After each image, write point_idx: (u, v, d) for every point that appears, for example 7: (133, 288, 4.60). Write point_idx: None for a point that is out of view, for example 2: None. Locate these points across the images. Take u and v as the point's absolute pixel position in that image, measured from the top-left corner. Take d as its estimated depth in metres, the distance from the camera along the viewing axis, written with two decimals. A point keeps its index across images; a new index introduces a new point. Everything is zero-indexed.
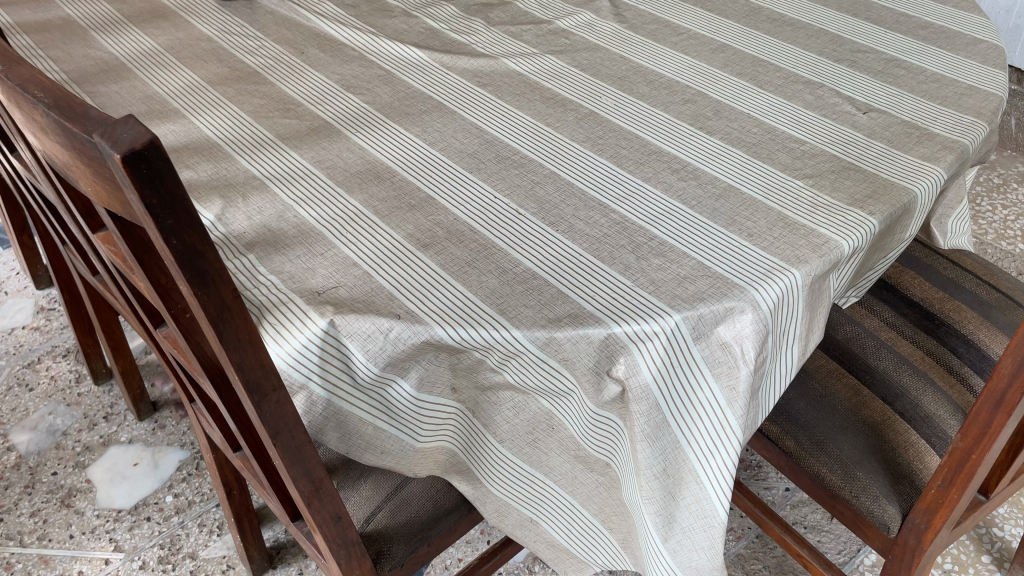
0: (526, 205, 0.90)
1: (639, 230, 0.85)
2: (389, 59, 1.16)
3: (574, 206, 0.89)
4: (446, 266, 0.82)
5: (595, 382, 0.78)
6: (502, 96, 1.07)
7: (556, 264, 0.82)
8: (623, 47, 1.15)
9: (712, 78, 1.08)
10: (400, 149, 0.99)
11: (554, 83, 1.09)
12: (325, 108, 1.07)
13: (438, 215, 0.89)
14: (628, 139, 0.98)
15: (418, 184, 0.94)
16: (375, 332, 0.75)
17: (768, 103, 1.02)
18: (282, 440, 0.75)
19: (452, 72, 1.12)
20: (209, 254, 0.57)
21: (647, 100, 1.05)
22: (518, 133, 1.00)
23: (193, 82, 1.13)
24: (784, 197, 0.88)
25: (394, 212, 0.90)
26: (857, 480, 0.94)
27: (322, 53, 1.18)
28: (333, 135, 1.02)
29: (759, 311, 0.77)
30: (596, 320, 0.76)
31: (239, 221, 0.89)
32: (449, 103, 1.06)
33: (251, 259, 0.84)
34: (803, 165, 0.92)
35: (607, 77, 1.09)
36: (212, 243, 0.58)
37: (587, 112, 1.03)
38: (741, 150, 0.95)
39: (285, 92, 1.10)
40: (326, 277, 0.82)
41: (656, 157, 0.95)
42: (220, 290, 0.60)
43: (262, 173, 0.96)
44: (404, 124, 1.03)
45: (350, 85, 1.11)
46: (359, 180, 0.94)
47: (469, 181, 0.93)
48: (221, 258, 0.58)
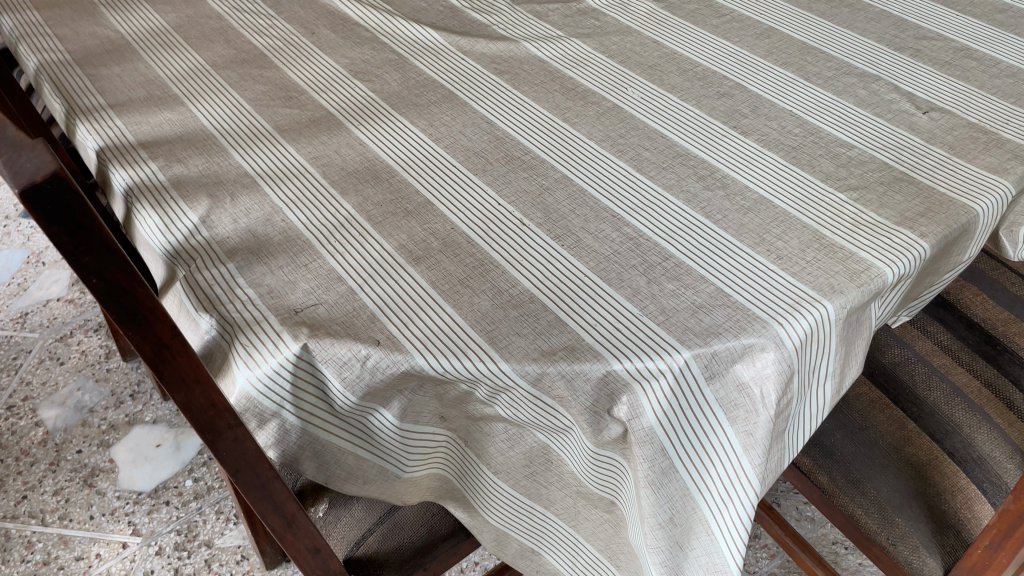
0: (532, 214, 0.81)
1: (653, 248, 0.76)
2: (402, 42, 1.07)
3: (584, 217, 0.80)
4: (436, 283, 0.75)
5: (594, 422, 0.70)
6: (518, 86, 0.98)
7: (557, 285, 0.74)
8: (658, 30, 1.04)
9: (753, 67, 0.96)
10: (403, 146, 0.91)
11: (577, 72, 0.99)
12: (328, 97, 0.99)
13: (434, 223, 0.81)
14: (652, 138, 0.88)
15: (417, 186, 0.86)
16: (351, 359, 0.69)
17: (815, 99, 0.91)
18: (243, 478, 0.74)
19: (468, 57, 1.03)
20: (138, 292, 0.52)
21: (678, 92, 0.94)
22: (532, 130, 0.91)
23: (197, 65, 1.07)
24: (821, 212, 0.78)
25: (387, 219, 0.82)
26: (895, 527, 0.85)
27: (333, 34, 1.10)
28: (333, 126, 0.94)
29: (783, 349, 0.68)
30: (594, 353, 0.68)
31: (224, 224, 0.83)
32: (460, 93, 0.98)
33: (230, 269, 0.78)
34: (848, 174, 0.82)
35: (636, 65, 0.99)
36: (143, 279, 0.52)
37: (609, 106, 0.93)
38: (778, 154, 0.84)
39: (289, 78, 1.03)
40: (306, 292, 0.75)
41: (682, 161, 0.85)
42: (156, 328, 0.54)
43: (255, 170, 0.90)
44: (410, 117, 0.95)
45: (357, 70, 1.03)
46: (355, 180, 0.87)
47: (472, 185, 0.85)
48: (153, 297, 0.52)
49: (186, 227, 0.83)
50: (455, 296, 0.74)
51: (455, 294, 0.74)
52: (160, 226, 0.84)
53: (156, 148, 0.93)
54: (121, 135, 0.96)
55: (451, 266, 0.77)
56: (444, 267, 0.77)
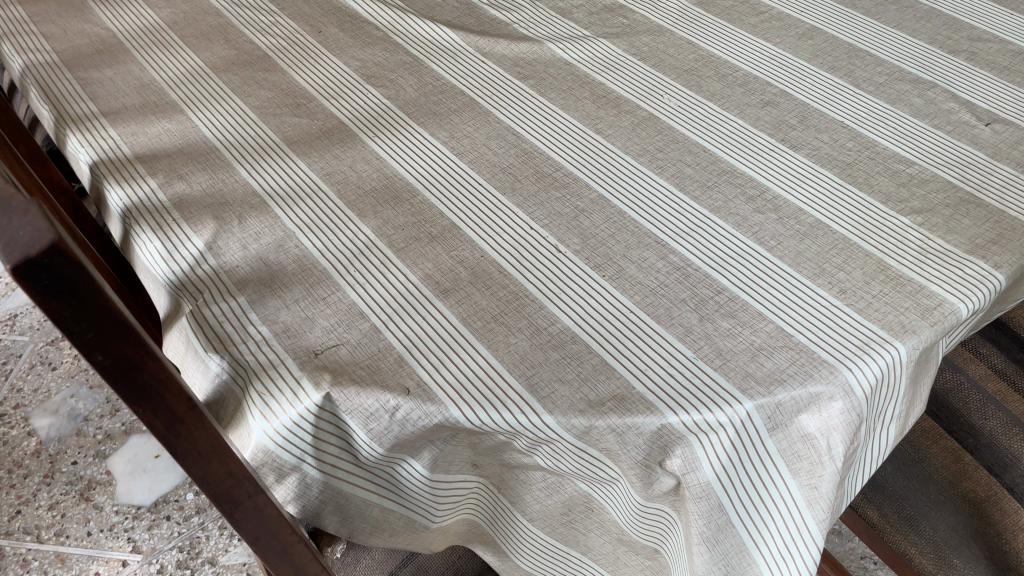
0: (568, 240, 0.75)
1: (703, 280, 0.70)
2: (416, 41, 1.00)
3: (625, 243, 0.74)
4: (468, 320, 0.69)
5: (645, 475, 0.64)
6: (545, 93, 0.91)
7: (601, 323, 0.68)
8: (691, 29, 0.97)
9: (798, 72, 0.90)
10: (424, 161, 0.84)
11: (607, 76, 0.92)
12: (339, 104, 0.92)
13: (462, 250, 0.75)
14: (694, 152, 0.82)
15: (442, 207, 0.79)
16: (379, 410, 0.63)
17: (867, 108, 0.84)
18: (264, 545, 0.69)
19: (488, 60, 0.96)
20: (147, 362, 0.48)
21: (718, 100, 0.87)
22: (563, 142, 0.84)
23: (196, 68, 0.99)
24: (884, 239, 0.72)
25: (410, 245, 0.76)
26: (953, 569, 0.81)
27: (342, 33, 1.03)
28: (347, 139, 0.88)
29: (852, 398, 0.63)
30: (647, 404, 0.62)
31: (233, 251, 0.77)
32: (482, 100, 0.91)
33: (241, 303, 0.72)
34: (910, 194, 0.75)
35: (670, 69, 0.92)
36: (152, 347, 0.48)
37: (645, 116, 0.86)
38: (832, 172, 0.78)
39: (296, 82, 0.96)
40: (326, 330, 0.69)
41: (727, 179, 0.79)
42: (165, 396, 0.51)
43: (264, 188, 0.83)
44: (430, 127, 0.88)
45: (370, 74, 0.96)
46: (373, 200, 0.81)
47: (501, 206, 0.79)
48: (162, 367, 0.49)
49: (191, 254, 0.77)
50: (490, 335, 0.68)
51: (489, 333, 0.68)
52: (163, 253, 0.77)
53: (156, 162, 0.86)
54: (116, 147, 0.88)
55: (484, 300, 0.70)
56: (477, 301, 0.70)
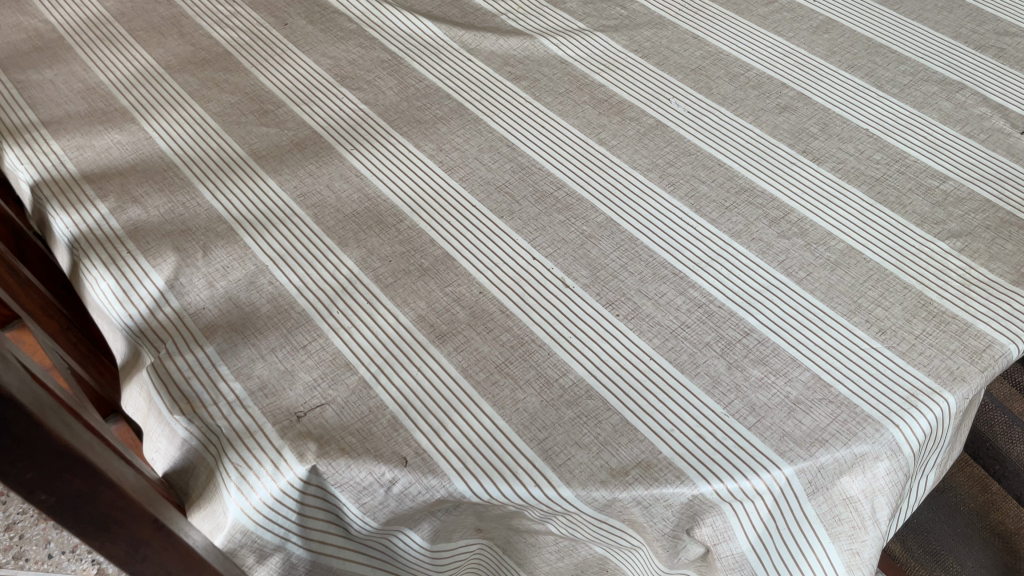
0: (576, 272, 0.68)
1: (728, 319, 0.63)
2: (394, 36, 0.90)
3: (640, 275, 0.67)
4: (469, 371, 0.61)
5: (671, 546, 0.58)
6: (540, 97, 0.82)
7: (619, 372, 0.61)
8: (696, 21, 0.89)
9: (815, 71, 0.82)
10: (411, 179, 0.76)
11: (608, 77, 0.84)
12: (312, 110, 0.83)
13: (458, 286, 0.67)
14: (708, 166, 0.74)
15: (433, 234, 0.71)
16: (372, 484, 0.56)
17: (893, 114, 0.77)
18: None
19: (474, 57, 0.87)
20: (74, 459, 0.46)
21: (731, 104, 0.80)
22: (563, 156, 0.77)
23: (148, 68, 0.89)
24: (923, 268, 0.65)
25: (399, 280, 0.68)
26: None
27: (310, 25, 0.93)
28: (322, 153, 0.79)
29: (898, 457, 0.57)
30: (675, 471, 0.55)
31: (198, 290, 0.68)
32: (471, 106, 0.82)
33: (210, 354, 0.63)
34: (946, 215, 0.69)
35: (676, 68, 0.84)
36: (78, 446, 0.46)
37: (652, 123, 0.79)
38: (860, 190, 0.71)
39: (261, 84, 0.86)
40: (308, 386, 0.61)
41: (747, 199, 0.72)
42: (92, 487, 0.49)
43: (230, 213, 0.74)
44: (414, 138, 0.79)
45: (345, 75, 0.86)
46: (355, 226, 0.72)
47: (499, 232, 0.71)
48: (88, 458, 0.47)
49: (151, 296, 0.68)
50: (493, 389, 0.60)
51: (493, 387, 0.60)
52: (118, 293, 0.68)
53: (106, 183, 0.77)
54: (61, 165, 0.79)
55: (486, 347, 0.63)
56: (478, 348, 0.63)
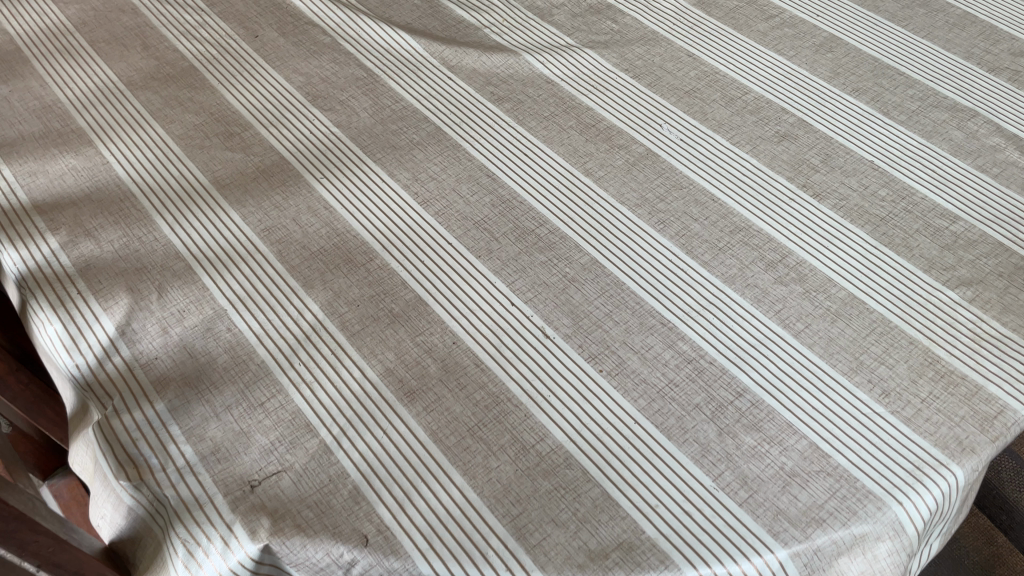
0: (557, 320, 0.63)
1: (720, 377, 0.59)
2: (371, 50, 0.85)
3: (625, 325, 0.62)
4: (439, 435, 0.57)
5: None
6: (523, 122, 0.77)
7: (600, 437, 0.56)
8: (691, 37, 0.84)
9: (817, 95, 0.77)
10: (384, 213, 0.71)
11: (596, 99, 0.79)
12: (280, 133, 0.78)
13: (430, 335, 0.62)
14: (701, 202, 0.70)
15: (404, 275, 0.67)
16: (330, 565, 0.51)
17: (900, 145, 0.72)
18: None
19: (455, 76, 0.82)
20: None
21: (726, 131, 0.75)
22: (546, 189, 0.72)
23: (109, 84, 0.84)
24: (929, 321, 0.61)
25: (367, 328, 0.63)
26: None
27: (282, 37, 0.87)
28: (290, 182, 0.74)
29: (901, 537, 0.53)
30: (659, 554, 0.51)
31: (150, 338, 0.63)
32: (450, 130, 0.77)
33: (160, 412, 0.59)
34: (956, 260, 0.64)
35: (669, 90, 0.79)
36: None
37: (642, 152, 0.74)
38: (864, 231, 0.66)
39: (227, 103, 0.81)
40: (264, 451, 0.56)
41: (742, 239, 0.67)
42: None
43: (189, 249, 0.69)
44: (388, 166, 0.74)
45: (317, 94, 0.81)
46: (322, 266, 0.67)
47: (476, 274, 0.66)
48: None
49: (100, 343, 0.63)
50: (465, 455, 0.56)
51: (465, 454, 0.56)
52: (65, 340, 0.64)
53: (57, 214, 0.72)
54: (11, 193, 0.74)
55: (459, 406, 0.58)
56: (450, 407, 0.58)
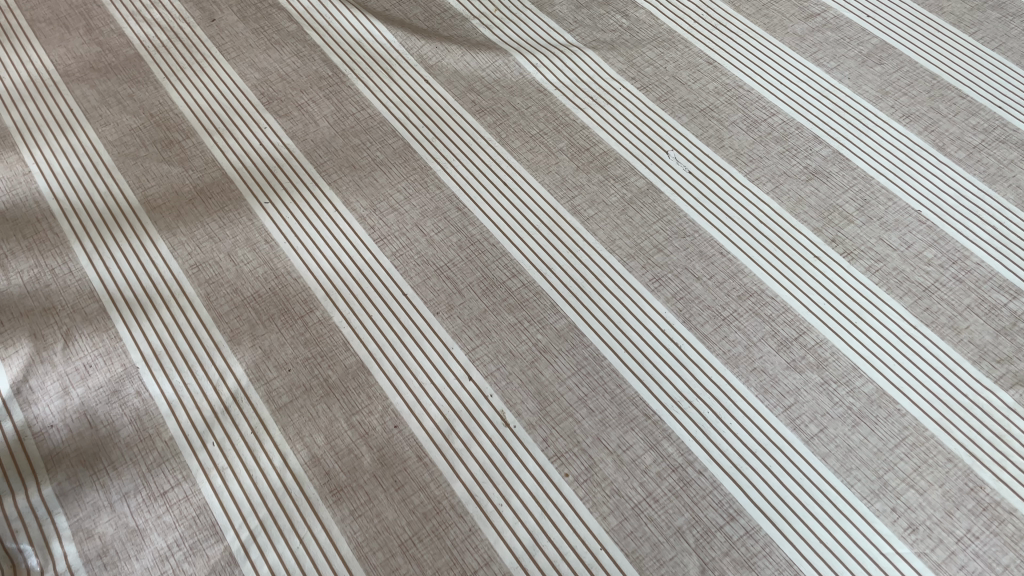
0: (520, 402, 0.53)
1: (709, 493, 0.48)
2: (339, 42, 0.74)
3: (601, 414, 0.51)
4: (364, 550, 0.47)
5: None
6: (506, 141, 0.66)
7: (557, 564, 0.47)
8: (714, 38, 0.71)
9: (859, 120, 0.64)
10: (333, 251, 0.61)
11: (593, 115, 0.67)
12: (226, 143, 0.67)
13: (369, 414, 0.53)
14: (707, 256, 0.58)
15: (347, 332, 0.56)
16: None
17: (952, 191, 0.60)
18: None
19: (432, 78, 0.70)
20: None
21: (745, 164, 0.63)
22: (525, 229, 0.61)
23: (43, 74, 0.73)
24: (972, 431, 0.50)
25: (296, 400, 0.53)
26: None
27: (242, 23, 0.76)
28: (229, 206, 0.64)
29: None
30: None
31: (48, 399, 0.54)
32: (420, 147, 0.66)
33: (47, 498, 0.50)
34: (1013, 350, 0.53)
35: (681, 107, 0.67)
36: None
37: (642, 187, 0.62)
38: (901, 306, 0.55)
39: (171, 103, 0.70)
40: (159, 556, 0.48)
41: (752, 308, 0.55)
42: None
43: (107, 287, 0.60)
44: (344, 191, 0.64)
45: (272, 95, 0.70)
46: (254, 317, 0.58)
47: (431, 335, 0.56)
48: None
49: None
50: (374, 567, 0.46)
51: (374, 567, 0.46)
52: None
53: None
54: None
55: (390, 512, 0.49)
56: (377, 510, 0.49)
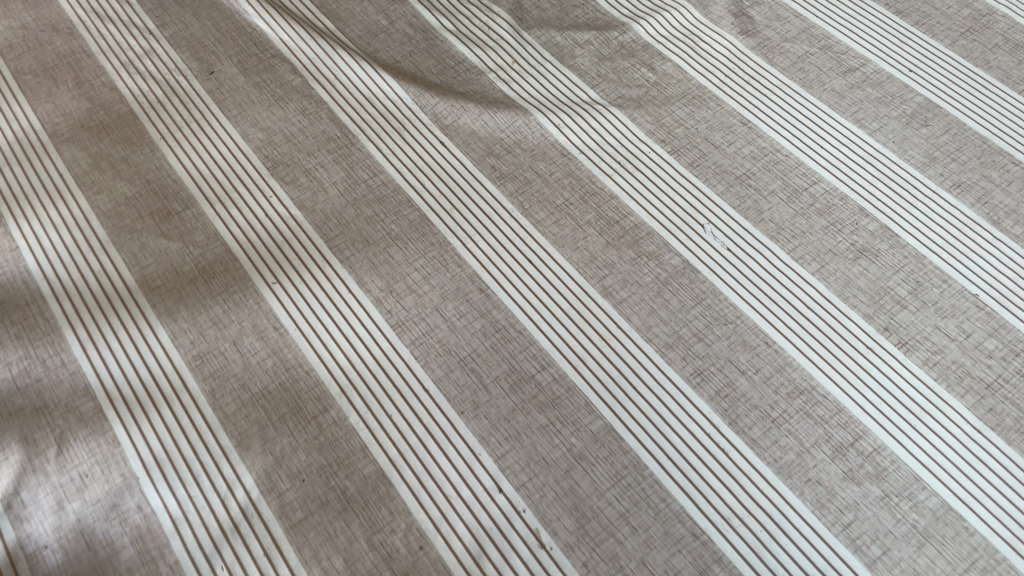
0: (556, 519, 0.48)
1: None
2: (347, 98, 0.69)
3: (645, 534, 0.48)
4: None
5: None
6: (530, 212, 0.62)
7: None
8: (747, 93, 0.67)
9: (906, 190, 0.60)
10: (348, 339, 0.56)
11: (622, 183, 0.63)
12: (228, 214, 0.63)
13: (392, 532, 0.49)
14: (751, 346, 0.54)
15: (365, 435, 0.52)
16: None
17: (1008, 274, 0.57)
18: None
19: (448, 140, 0.66)
20: None
21: (788, 240, 0.59)
22: (554, 314, 0.57)
23: (28, 133, 0.68)
24: None
25: (312, 517, 0.49)
26: None
27: (242, 75, 0.71)
28: (233, 288, 0.59)
29: None
30: None
31: (42, 516, 0.50)
32: (438, 219, 0.62)
33: None
34: None
35: (716, 173, 0.62)
36: None
37: (678, 266, 0.58)
38: (962, 408, 0.52)
39: (169, 168, 0.65)
40: None
41: (803, 408, 0.52)
42: None
43: (102, 382, 0.55)
44: (357, 270, 0.60)
45: (278, 158, 0.66)
46: (264, 417, 0.53)
47: (456, 439, 0.52)
48: None
49: None
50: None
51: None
52: None
53: None
54: None
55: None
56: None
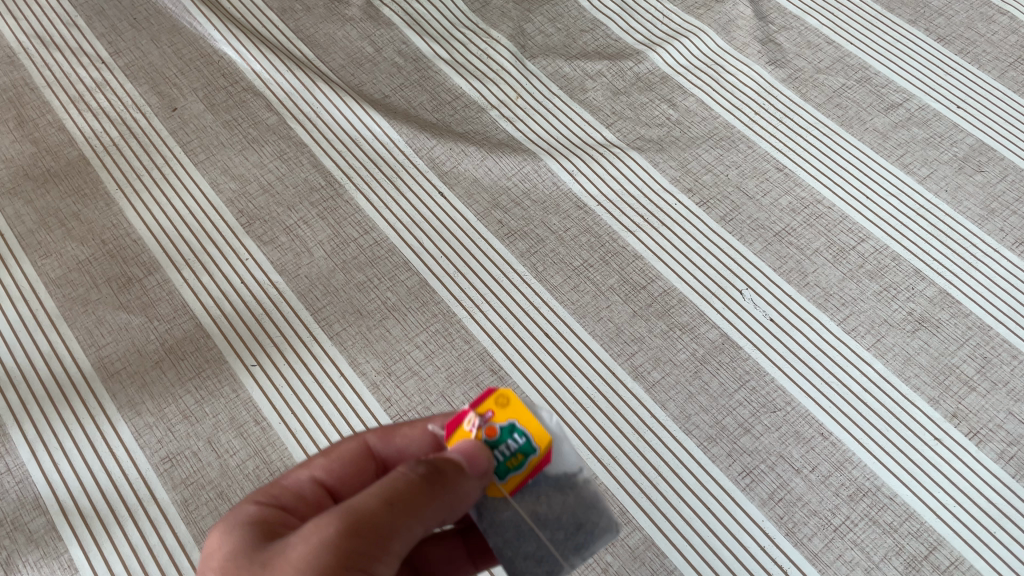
0: None
1: None
2: (331, 140, 0.61)
3: None
4: None
5: None
6: (544, 276, 0.54)
7: None
8: (780, 134, 0.60)
9: (964, 249, 0.54)
10: (343, 437, 0.49)
11: (647, 240, 0.56)
12: (198, 280, 0.55)
13: None
14: (804, 439, 0.48)
15: None
16: None
17: None
18: None
19: (448, 189, 0.58)
20: None
21: (837, 309, 0.52)
22: (578, 400, 0.50)
23: None
24: None
25: None
26: None
27: (210, 113, 0.62)
28: (206, 372, 0.51)
29: None
30: None
31: None
32: (440, 285, 0.54)
33: None
34: None
35: (752, 228, 0.56)
36: None
37: (716, 340, 0.51)
38: None
39: (128, 224, 0.57)
40: None
41: (867, 513, 0.45)
42: None
43: (54, 492, 0.47)
44: (350, 347, 0.52)
45: (254, 212, 0.58)
46: None
47: None
48: None
49: None
50: (481, 453, 0.30)
51: (473, 454, 0.30)
52: None
53: None
54: None
55: (427, 426, 0.35)
56: (407, 429, 0.35)
